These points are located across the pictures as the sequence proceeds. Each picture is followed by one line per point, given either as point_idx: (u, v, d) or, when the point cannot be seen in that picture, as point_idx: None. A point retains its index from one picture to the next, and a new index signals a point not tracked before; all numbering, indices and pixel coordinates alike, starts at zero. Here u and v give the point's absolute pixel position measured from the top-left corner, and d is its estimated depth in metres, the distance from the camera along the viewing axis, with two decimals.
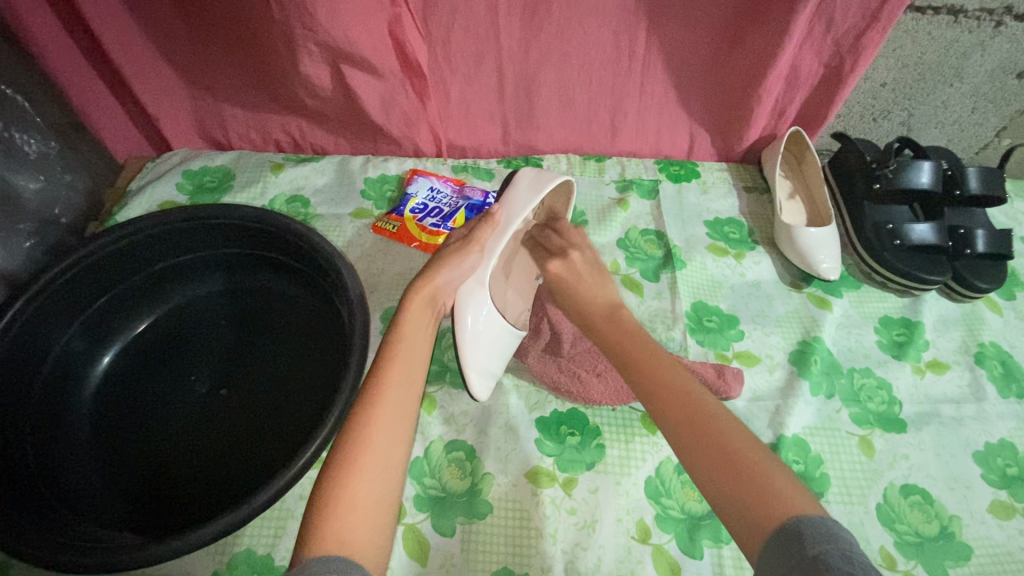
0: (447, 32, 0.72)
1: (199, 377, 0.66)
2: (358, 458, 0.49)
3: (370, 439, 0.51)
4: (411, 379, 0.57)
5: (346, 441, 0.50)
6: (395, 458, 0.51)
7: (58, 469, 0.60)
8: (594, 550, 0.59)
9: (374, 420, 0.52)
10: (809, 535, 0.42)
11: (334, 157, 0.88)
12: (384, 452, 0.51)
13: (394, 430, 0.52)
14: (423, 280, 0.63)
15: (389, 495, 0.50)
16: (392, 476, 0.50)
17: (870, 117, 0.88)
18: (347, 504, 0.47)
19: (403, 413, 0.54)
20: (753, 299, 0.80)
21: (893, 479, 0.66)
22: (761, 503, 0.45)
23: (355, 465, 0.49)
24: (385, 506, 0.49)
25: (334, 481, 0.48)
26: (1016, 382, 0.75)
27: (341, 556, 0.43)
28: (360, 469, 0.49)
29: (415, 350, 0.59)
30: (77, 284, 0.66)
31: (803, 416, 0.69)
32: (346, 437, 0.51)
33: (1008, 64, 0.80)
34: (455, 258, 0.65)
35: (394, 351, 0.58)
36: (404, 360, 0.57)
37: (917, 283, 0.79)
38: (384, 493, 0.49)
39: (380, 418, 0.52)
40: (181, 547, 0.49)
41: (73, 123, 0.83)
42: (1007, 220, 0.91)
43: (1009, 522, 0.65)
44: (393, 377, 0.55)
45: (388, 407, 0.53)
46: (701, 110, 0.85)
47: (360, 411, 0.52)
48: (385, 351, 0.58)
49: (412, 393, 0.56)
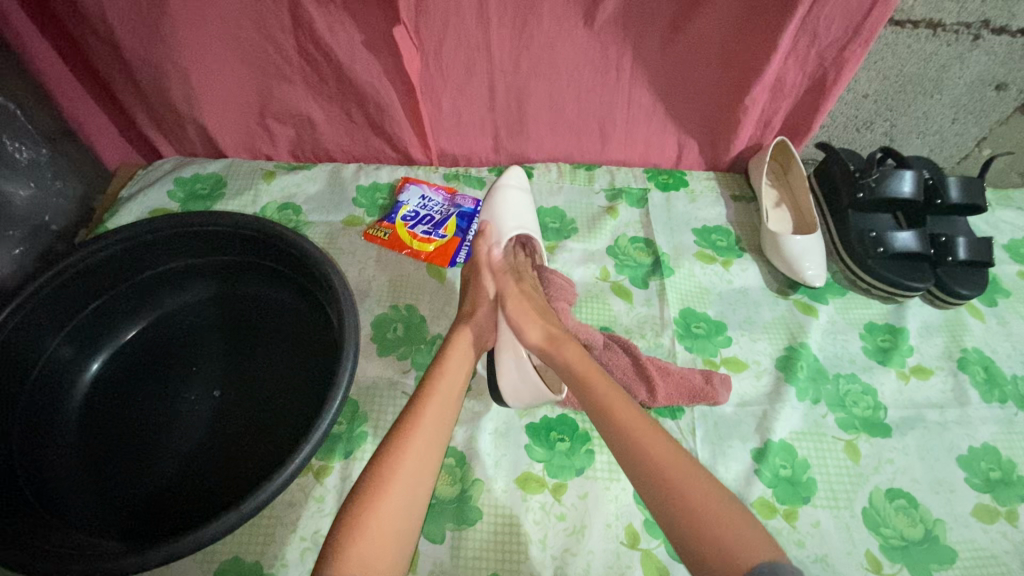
0: (439, 42, 0.73)
1: (190, 385, 0.66)
2: (388, 484, 0.49)
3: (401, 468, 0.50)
4: (447, 411, 0.57)
5: (378, 469, 0.50)
6: (422, 484, 0.51)
7: (46, 477, 0.59)
8: (583, 556, 0.59)
9: (409, 451, 0.52)
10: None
11: (326, 165, 0.89)
12: (414, 481, 0.51)
13: (426, 460, 0.52)
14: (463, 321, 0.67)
15: (411, 523, 0.50)
16: (416, 504, 0.50)
17: (854, 127, 0.90)
18: (371, 533, 0.47)
19: (434, 444, 0.54)
20: (740, 305, 0.81)
21: (878, 483, 0.67)
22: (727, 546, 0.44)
23: (382, 496, 0.48)
24: (405, 532, 0.49)
25: (360, 509, 0.48)
26: (998, 387, 0.77)
27: None
28: (389, 500, 0.49)
29: (454, 382, 0.59)
30: (66, 290, 0.65)
31: (790, 421, 0.70)
32: (376, 462, 0.51)
33: (986, 76, 0.82)
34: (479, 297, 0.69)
35: (436, 382, 0.58)
36: (442, 392, 0.57)
37: (900, 290, 0.80)
38: (408, 520, 0.49)
39: (415, 446, 0.52)
40: (168, 554, 0.48)
41: (64, 130, 0.83)
42: (988, 228, 0.93)
43: (992, 525, 0.66)
44: (431, 408, 0.56)
45: (424, 437, 0.53)
46: (688, 121, 0.86)
47: (392, 440, 0.52)
48: (429, 381, 0.58)
49: (443, 423, 0.56)
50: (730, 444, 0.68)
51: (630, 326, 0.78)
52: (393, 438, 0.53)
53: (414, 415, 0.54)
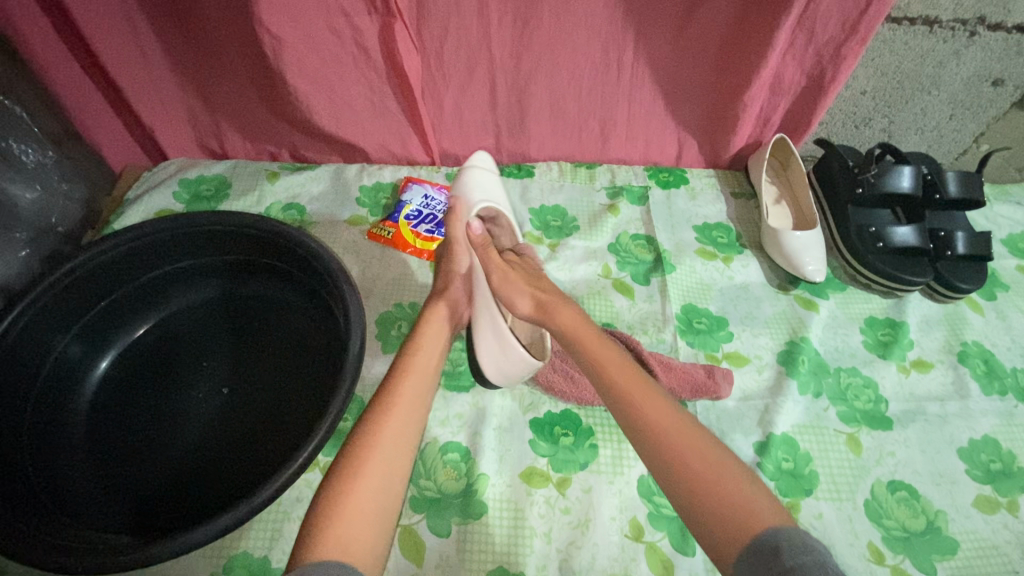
0: (441, 43, 0.74)
1: (197, 383, 0.67)
2: (362, 460, 0.50)
3: (374, 444, 0.52)
4: (424, 391, 0.58)
5: (355, 445, 0.51)
6: (399, 460, 0.52)
7: (56, 474, 0.60)
8: (588, 548, 0.60)
9: (384, 427, 0.53)
10: (786, 547, 0.42)
11: (329, 165, 0.90)
12: (389, 456, 0.52)
13: (400, 438, 0.54)
14: (437, 303, 0.67)
15: (393, 499, 0.51)
16: (394, 479, 0.51)
17: (853, 124, 0.91)
18: (350, 508, 0.47)
19: (408, 421, 0.55)
20: (741, 301, 0.82)
21: (880, 475, 0.68)
22: (731, 515, 0.46)
23: (360, 472, 0.50)
24: (386, 511, 0.50)
25: (336, 484, 0.49)
26: (998, 379, 0.77)
27: (341, 561, 0.44)
28: (366, 474, 0.50)
29: (427, 363, 0.61)
30: (73, 290, 0.66)
31: (792, 415, 0.71)
32: (353, 440, 0.52)
33: (983, 72, 0.82)
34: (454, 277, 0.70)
35: (410, 361, 0.60)
36: (414, 372, 0.59)
37: (899, 284, 0.81)
38: (387, 496, 0.50)
39: (390, 423, 0.54)
40: (180, 546, 0.49)
41: (69, 133, 0.83)
42: (986, 223, 0.94)
43: (994, 516, 0.66)
44: (407, 386, 0.57)
45: (400, 414, 0.55)
46: (688, 119, 0.87)
47: (366, 420, 0.54)
48: (403, 361, 0.60)
49: (420, 401, 0.57)
50: (733, 437, 0.69)
51: (632, 323, 0.78)
52: (369, 417, 0.54)
53: (390, 394, 0.56)
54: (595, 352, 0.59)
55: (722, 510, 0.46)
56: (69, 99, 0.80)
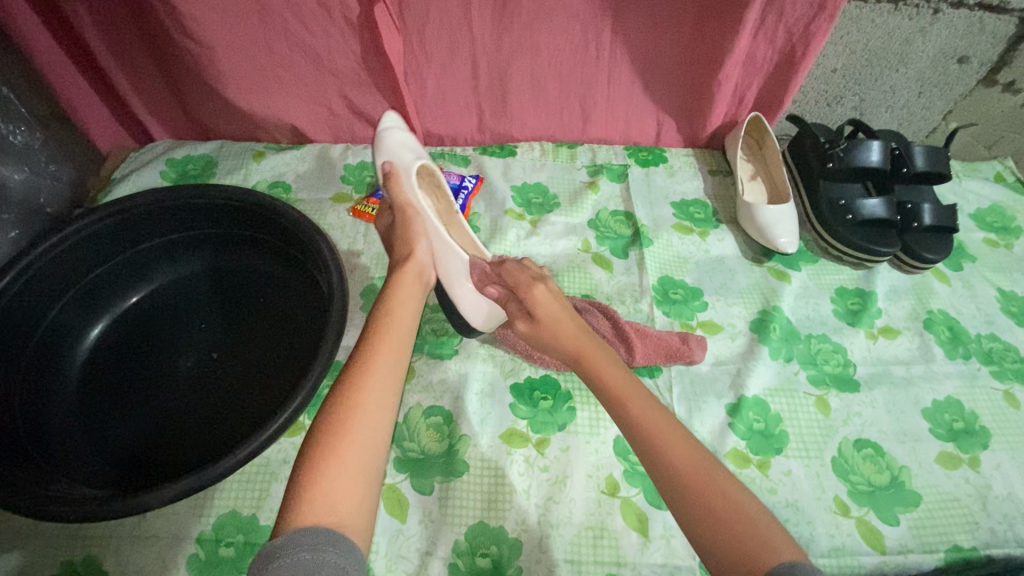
0: (422, 22, 0.75)
1: (185, 351, 0.69)
2: (344, 421, 0.52)
3: (356, 411, 0.52)
4: (400, 349, 0.59)
5: (336, 407, 0.53)
6: (383, 420, 0.53)
7: (49, 433, 0.62)
8: (565, 503, 0.62)
9: (365, 389, 0.54)
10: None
11: (314, 145, 0.92)
12: (371, 416, 0.53)
13: (380, 400, 0.54)
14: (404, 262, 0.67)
15: (378, 457, 0.52)
16: (377, 441, 0.52)
17: (825, 102, 0.94)
18: (336, 468, 0.49)
19: (388, 384, 0.56)
20: (716, 273, 0.84)
21: (847, 434, 0.71)
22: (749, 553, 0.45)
23: (344, 432, 0.51)
24: (373, 468, 0.51)
25: (320, 448, 0.50)
26: (962, 344, 0.80)
27: (329, 526, 0.45)
28: (350, 434, 0.51)
29: (403, 322, 0.61)
30: (65, 259, 0.67)
31: (763, 378, 0.74)
32: (334, 403, 0.53)
33: (948, 50, 0.85)
34: (413, 228, 0.68)
35: (388, 322, 0.61)
36: (392, 334, 0.60)
37: (868, 255, 0.84)
38: (375, 454, 0.52)
39: (368, 382, 0.55)
40: (170, 494, 0.51)
41: (57, 116, 0.84)
42: (954, 197, 0.97)
43: (956, 471, 0.69)
44: (385, 347, 0.58)
45: (379, 374, 0.56)
46: (665, 99, 0.90)
47: (346, 379, 0.55)
48: (376, 322, 0.61)
49: (400, 362, 0.58)
50: (706, 400, 0.72)
51: (610, 294, 0.81)
52: (347, 379, 0.55)
53: (365, 357, 0.57)
54: (601, 369, 0.60)
55: (730, 539, 0.46)
56: (54, 79, 0.81)
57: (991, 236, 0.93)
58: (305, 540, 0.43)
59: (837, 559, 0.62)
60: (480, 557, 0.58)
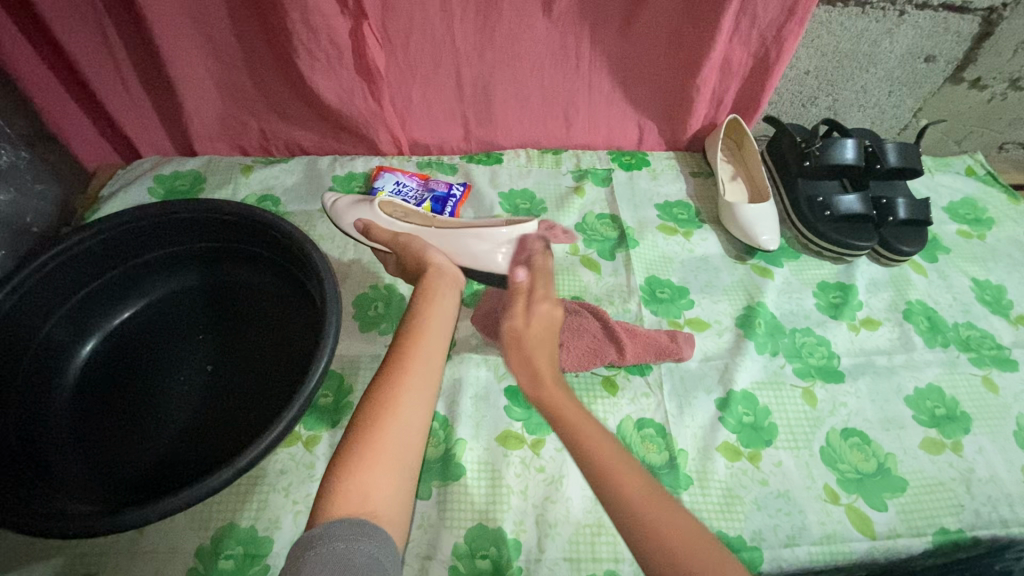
0: (406, 34, 0.77)
1: (181, 365, 0.69)
2: (384, 412, 0.50)
3: (395, 402, 0.51)
4: (435, 347, 0.58)
5: (375, 397, 0.51)
6: (421, 414, 0.52)
7: (43, 451, 0.61)
8: (562, 502, 0.63)
9: (405, 381, 0.53)
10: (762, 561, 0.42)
11: (302, 158, 0.92)
12: (412, 407, 0.51)
13: (417, 396, 0.52)
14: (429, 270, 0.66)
15: (415, 451, 0.50)
16: (414, 435, 0.50)
17: (800, 103, 0.97)
18: (372, 459, 0.47)
19: (427, 380, 0.54)
20: (701, 271, 0.86)
21: (834, 424, 0.72)
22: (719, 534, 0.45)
23: (381, 423, 0.49)
24: (409, 462, 0.49)
25: (357, 438, 0.48)
26: (941, 333, 0.83)
27: (364, 518, 0.43)
28: (388, 426, 0.49)
29: (441, 321, 0.61)
30: (57, 276, 0.67)
31: (751, 371, 0.75)
32: (372, 394, 0.52)
33: (915, 50, 0.88)
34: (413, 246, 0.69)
35: (425, 318, 0.60)
36: (431, 330, 0.59)
37: (848, 250, 0.86)
38: (411, 447, 0.50)
39: (407, 374, 0.53)
40: (169, 507, 0.50)
41: (43, 135, 0.85)
42: (928, 191, 1.00)
43: (940, 456, 0.71)
44: (424, 342, 0.57)
45: (419, 366, 0.55)
46: (646, 104, 0.92)
47: (385, 372, 0.54)
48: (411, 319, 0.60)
49: (436, 356, 0.57)
50: (695, 395, 0.73)
51: (599, 295, 0.82)
52: (385, 372, 0.54)
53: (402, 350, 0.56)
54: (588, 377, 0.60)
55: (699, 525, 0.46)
56: (40, 99, 0.82)
57: (964, 228, 0.96)
58: (338, 532, 0.41)
59: (828, 546, 0.63)
60: (480, 559, 0.59)
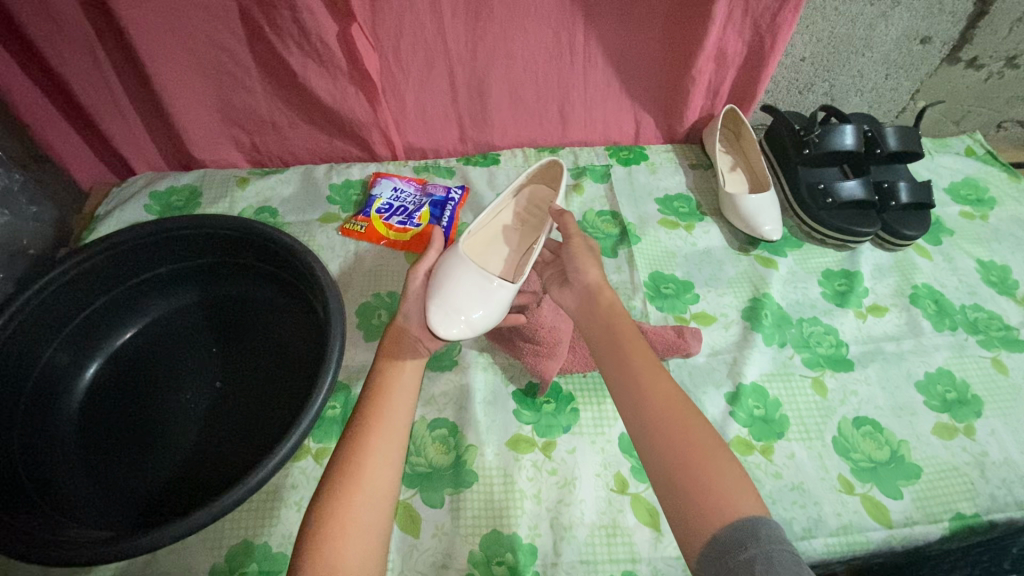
0: (396, 38, 0.76)
1: (186, 385, 0.68)
2: (350, 481, 0.50)
3: (359, 467, 0.51)
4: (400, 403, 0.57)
5: (340, 465, 0.51)
6: (386, 477, 0.52)
7: (51, 478, 0.61)
8: (576, 504, 0.62)
9: (368, 444, 0.53)
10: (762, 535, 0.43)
11: (298, 167, 0.92)
12: (376, 473, 0.51)
13: (384, 459, 0.52)
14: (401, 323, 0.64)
15: (383, 514, 0.50)
16: (382, 498, 0.51)
17: (796, 90, 0.96)
18: (339, 531, 0.47)
19: (392, 442, 0.54)
20: (705, 264, 0.86)
21: (845, 413, 0.72)
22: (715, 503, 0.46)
23: (347, 491, 0.50)
24: (377, 526, 0.50)
25: (326, 508, 0.49)
26: (948, 317, 0.82)
27: None
28: (354, 495, 0.50)
29: (409, 377, 0.59)
30: (56, 300, 0.67)
31: (759, 364, 0.75)
32: (338, 460, 0.52)
33: (911, 32, 0.88)
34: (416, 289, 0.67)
35: (390, 376, 0.59)
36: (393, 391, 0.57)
37: (851, 236, 0.86)
38: (378, 511, 0.50)
39: (371, 439, 0.53)
40: (180, 532, 0.50)
41: (36, 156, 0.84)
42: (929, 174, 1.00)
43: (952, 441, 0.71)
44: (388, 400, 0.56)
45: (384, 428, 0.54)
46: (641, 97, 0.91)
47: (351, 435, 0.54)
48: (377, 378, 0.59)
49: (402, 412, 0.56)
50: (705, 390, 0.73)
51: None
52: (350, 436, 0.53)
53: (367, 411, 0.55)
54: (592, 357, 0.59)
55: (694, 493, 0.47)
56: (30, 119, 0.81)
57: (966, 209, 0.96)
58: None
59: (844, 536, 0.63)
60: (497, 565, 0.58)
